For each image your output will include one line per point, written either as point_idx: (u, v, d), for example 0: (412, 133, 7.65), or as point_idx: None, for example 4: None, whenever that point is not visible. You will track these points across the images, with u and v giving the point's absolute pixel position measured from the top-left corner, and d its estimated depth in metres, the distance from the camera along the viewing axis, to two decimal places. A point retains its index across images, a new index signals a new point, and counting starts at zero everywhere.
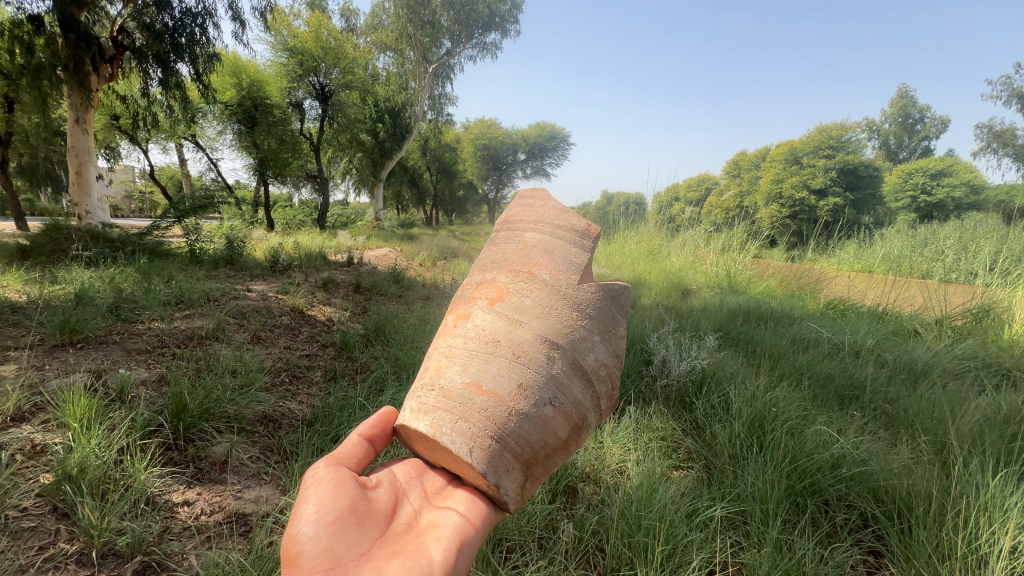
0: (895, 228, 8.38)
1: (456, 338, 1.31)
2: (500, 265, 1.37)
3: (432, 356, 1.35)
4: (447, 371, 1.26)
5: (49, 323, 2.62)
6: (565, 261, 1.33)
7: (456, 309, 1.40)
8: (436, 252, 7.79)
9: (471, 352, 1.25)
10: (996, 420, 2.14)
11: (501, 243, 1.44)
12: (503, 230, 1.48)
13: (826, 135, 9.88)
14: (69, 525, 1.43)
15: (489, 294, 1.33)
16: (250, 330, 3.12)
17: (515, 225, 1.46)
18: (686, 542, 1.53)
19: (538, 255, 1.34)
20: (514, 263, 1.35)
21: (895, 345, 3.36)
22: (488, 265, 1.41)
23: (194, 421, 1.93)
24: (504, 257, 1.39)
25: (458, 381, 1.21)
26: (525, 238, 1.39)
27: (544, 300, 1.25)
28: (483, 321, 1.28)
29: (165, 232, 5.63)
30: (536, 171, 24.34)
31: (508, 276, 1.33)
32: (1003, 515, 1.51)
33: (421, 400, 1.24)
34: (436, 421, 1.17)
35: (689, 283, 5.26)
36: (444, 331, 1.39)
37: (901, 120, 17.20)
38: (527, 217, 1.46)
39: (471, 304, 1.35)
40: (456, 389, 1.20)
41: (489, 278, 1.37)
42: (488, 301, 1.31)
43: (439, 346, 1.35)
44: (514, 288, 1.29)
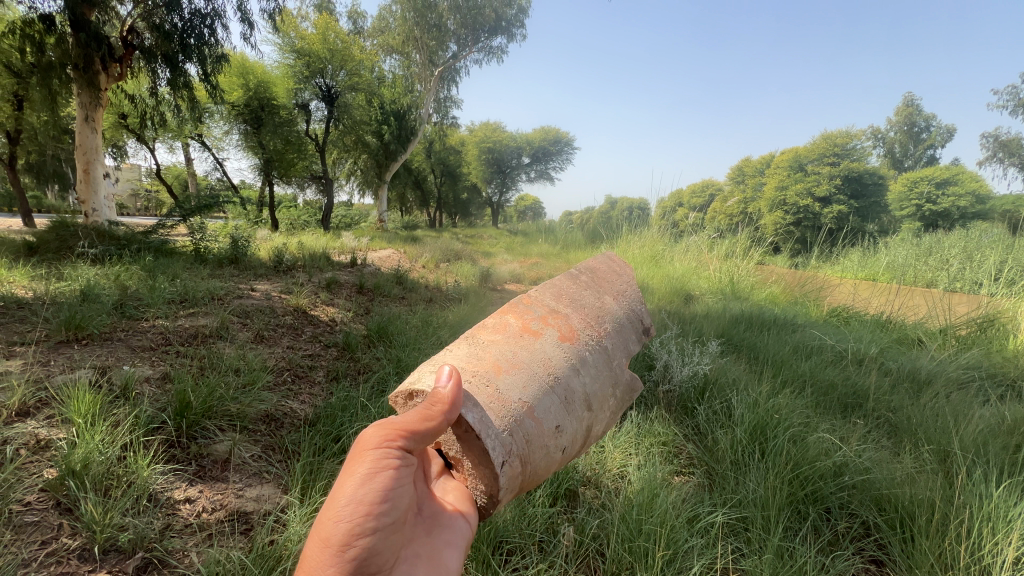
0: (900, 237, 8.35)
1: (516, 344, 1.31)
2: (576, 307, 1.47)
3: (484, 347, 1.30)
4: (504, 373, 1.22)
5: (54, 319, 2.63)
6: (624, 344, 1.50)
7: (519, 315, 1.40)
8: (440, 254, 7.81)
9: (532, 367, 1.25)
10: (1000, 430, 2.13)
11: (581, 288, 1.55)
12: (585, 277, 1.61)
13: (831, 142, 9.87)
14: (72, 520, 1.44)
15: (559, 327, 1.38)
16: (253, 329, 3.13)
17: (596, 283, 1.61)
18: (687, 548, 1.52)
19: (608, 325, 1.48)
20: (591, 315, 1.47)
21: (899, 354, 3.35)
22: (563, 298, 1.48)
23: (197, 419, 1.94)
24: (582, 303, 1.50)
25: (517, 391, 1.19)
26: (602, 303, 1.54)
27: (600, 366, 1.38)
28: (550, 347, 1.32)
29: (170, 230, 5.66)
30: (540, 175, 24.37)
31: (582, 321, 1.43)
32: (1006, 526, 1.50)
33: (473, 389, 1.17)
34: (484, 418, 1.11)
35: (692, 289, 5.26)
36: (500, 329, 1.36)
37: (906, 128, 17.16)
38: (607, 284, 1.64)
39: (541, 325, 1.37)
40: (512, 398, 1.18)
41: (563, 309, 1.44)
42: (559, 333, 1.36)
43: (496, 340, 1.32)
44: (583, 335, 1.39)
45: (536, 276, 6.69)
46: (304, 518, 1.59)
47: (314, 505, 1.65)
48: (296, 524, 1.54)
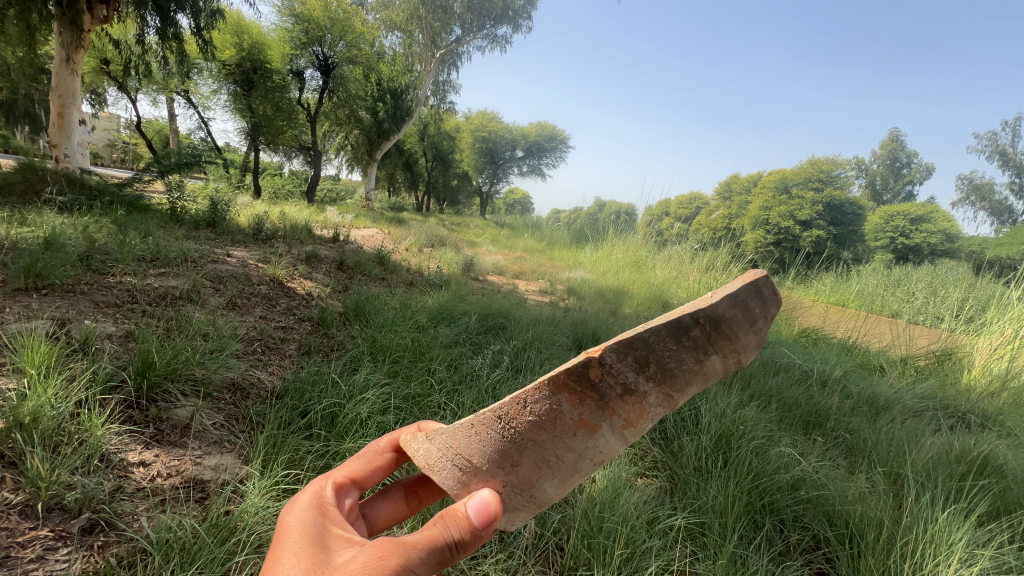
0: (873, 267, 8.62)
1: (568, 442, 0.90)
2: (665, 383, 0.90)
3: (522, 442, 0.90)
4: (543, 473, 0.92)
5: (12, 265, 2.49)
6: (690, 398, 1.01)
7: (575, 396, 0.88)
8: (424, 239, 7.72)
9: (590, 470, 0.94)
10: (949, 457, 2.22)
11: (673, 344, 0.90)
12: (698, 333, 0.91)
13: (817, 168, 10.18)
14: (16, 475, 1.37)
15: (630, 414, 0.90)
16: (226, 295, 3.04)
17: (712, 319, 0.92)
18: (645, 547, 1.56)
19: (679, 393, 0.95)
20: (675, 385, 0.91)
21: (860, 378, 3.47)
22: (652, 369, 0.89)
23: (159, 381, 1.87)
24: (666, 370, 0.90)
25: (555, 493, 0.94)
26: (705, 367, 0.94)
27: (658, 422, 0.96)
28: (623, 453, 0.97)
29: (146, 186, 5.45)
30: (531, 170, 24.18)
31: (661, 397, 0.91)
32: (948, 548, 1.56)
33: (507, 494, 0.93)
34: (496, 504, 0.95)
35: (671, 298, 5.33)
36: (545, 422, 0.89)
37: (889, 162, 17.69)
38: (724, 328, 0.94)
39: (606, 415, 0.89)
40: (550, 499, 0.95)
41: (643, 386, 0.89)
42: (625, 422, 0.90)
43: (544, 440, 0.90)
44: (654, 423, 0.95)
45: (520, 271, 6.69)
46: (262, 490, 1.56)
47: (275, 479, 1.61)
48: (253, 495, 1.51)
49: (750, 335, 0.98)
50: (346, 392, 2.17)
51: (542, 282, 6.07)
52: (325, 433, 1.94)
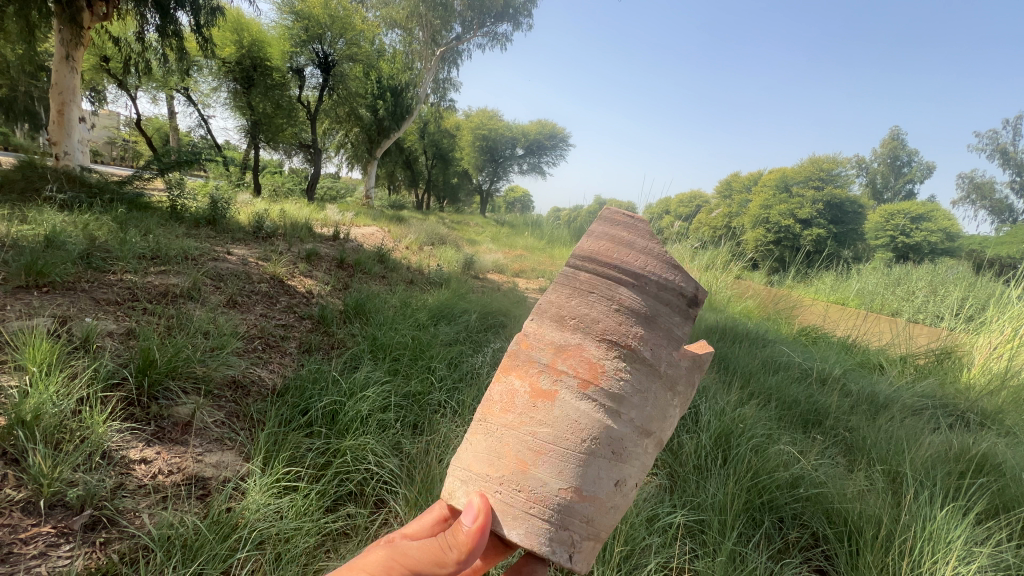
0: (873, 265, 8.62)
1: (538, 417, 1.04)
2: (589, 330, 1.07)
3: (498, 433, 1.07)
4: (535, 465, 1.03)
5: (13, 262, 2.49)
6: (666, 334, 1.07)
7: (524, 374, 1.09)
8: (424, 236, 7.73)
9: (579, 449, 1.01)
10: (948, 455, 2.22)
11: (580, 295, 1.10)
12: (589, 274, 1.12)
13: (818, 167, 10.15)
14: (18, 471, 1.37)
15: (578, 371, 1.04)
16: (226, 293, 3.04)
17: (601, 256, 1.11)
18: (645, 545, 1.57)
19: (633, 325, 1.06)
20: (603, 329, 1.06)
21: (860, 376, 3.48)
22: (569, 322, 1.09)
23: (160, 379, 1.88)
24: (587, 318, 1.08)
25: (555, 487, 1.01)
26: (622, 298, 1.07)
27: (642, 381, 1.04)
28: (612, 428, 1.02)
29: (146, 183, 5.44)
30: (532, 168, 24.14)
31: (600, 348, 1.05)
32: (946, 546, 1.56)
33: (506, 499, 1.03)
34: (530, 530, 1.01)
35: None
36: (509, 405, 1.09)
37: (890, 160, 17.67)
38: (619, 259, 1.10)
39: (553, 377, 1.06)
40: (555, 497, 1.00)
41: (572, 341, 1.07)
42: (579, 381, 1.04)
43: (512, 421, 1.07)
44: (620, 381, 1.03)
45: (520, 269, 6.69)
46: (264, 488, 1.56)
47: (277, 475, 1.62)
48: (255, 493, 1.52)
49: (655, 254, 1.10)
50: (346, 389, 2.18)
51: (542, 281, 6.07)
52: (326, 430, 1.95)
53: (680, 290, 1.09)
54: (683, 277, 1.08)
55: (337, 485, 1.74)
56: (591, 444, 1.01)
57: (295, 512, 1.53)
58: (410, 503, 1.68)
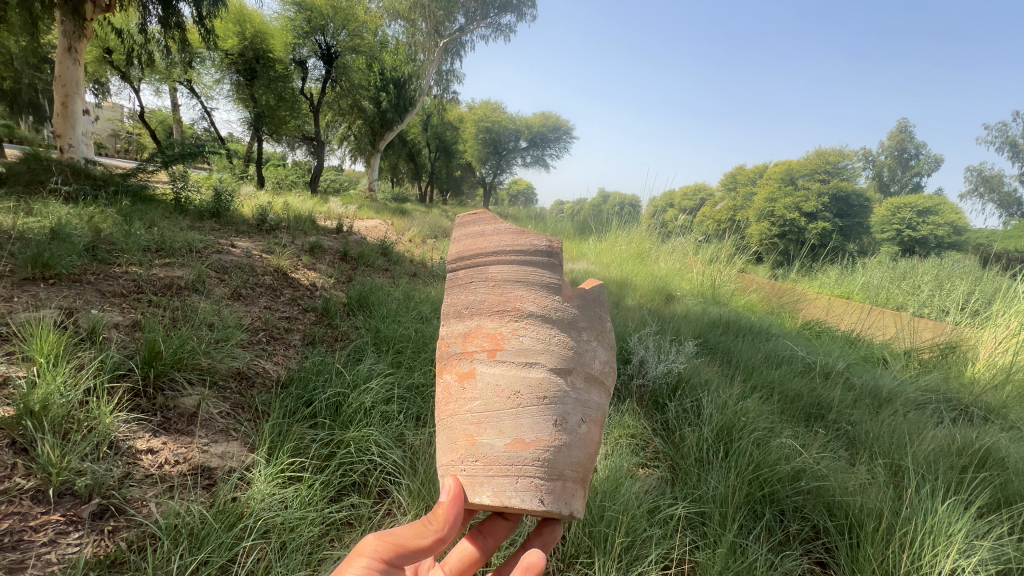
0: (879, 259, 8.56)
1: (467, 396, 1.19)
2: (478, 310, 1.26)
3: (446, 423, 1.20)
4: (481, 434, 1.15)
5: (20, 254, 2.51)
6: (542, 285, 1.25)
7: (449, 367, 1.25)
8: (427, 230, 7.73)
9: (508, 406, 1.15)
10: (951, 449, 2.22)
11: (463, 288, 1.31)
12: (464, 270, 1.33)
13: (824, 159, 10.05)
14: (27, 461, 1.39)
15: (484, 345, 1.22)
16: (231, 286, 3.06)
17: (466, 253, 1.33)
18: (646, 536, 1.59)
19: (513, 288, 1.25)
20: (490, 305, 1.25)
21: (864, 371, 3.47)
22: (465, 312, 1.27)
23: (166, 370, 1.89)
24: (477, 303, 1.27)
25: (501, 444, 1.12)
26: (493, 275, 1.27)
27: (540, 331, 1.20)
28: (528, 376, 1.17)
29: (150, 176, 5.45)
30: (535, 161, 24.00)
31: (494, 321, 1.24)
32: (947, 539, 1.56)
33: (468, 473, 1.12)
34: (498, 490, 1.09)
35: (674, 290, 5.32)
36: (445, 398, 1.24)
37: (897, 153, 17.49)
38: (482, 247, 1.32)
39: (467, 360, 1.23)
40: (504, 453, 1.11)
41: (472, 326, 1.25)
42: (487, 353, 1.21)
43: (451, 409, 1.21)
44: (520, 336, 1.20)
45: None
46: (269, 478, 1.58)
47: (281, 465, 1.64)
48: (260, 483, 1.54)
49: (507, 232, 1.32)
50: (349, 381, 2.19)
51: None
52: (329, 421, 1.96)
53: (537, 249, 1.29)
54: (533, 237, 1.29)
55: (341, 476, 1.75)
56: (517, 398, 1.15)
57: (299, 502, 1.54)
58: (412, 495, 1.69)
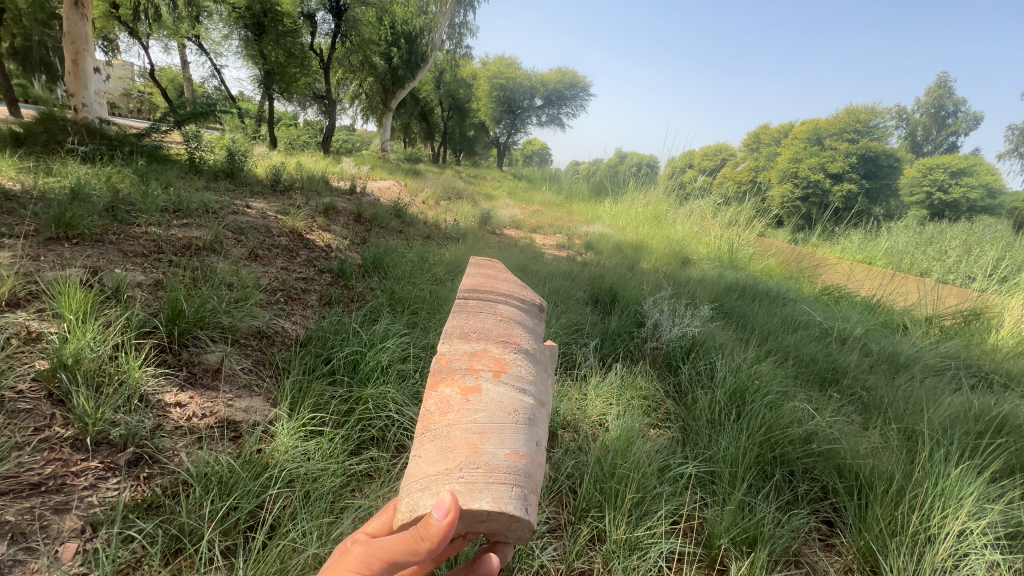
0: (905, 223, 8.26)
1: (471, 407, 1.10)
2: (485, 335, 1.28)
3: (444, 431, 1.05)
4: (482, 444, 1.03)
5: (43, 214, 2.55)
6: (533, 334, 1.41)
7: (451, 381, 1.17)
8: (441, 191, 7.65)
9: (512, 420, 1.08)
10: (967, 415, 2.20)
11: (473, 315, 1.36)
12: (476, 301, 1.42)
13: (855, 118, 9.55)
14: (65, 412, 1.47)
15: (489, 366, 1.20)
16: (248, 246, 3.09)
17: (481, 290, 1.46)
18: (655, 493, 1.63)
19: (517, 328, 1.36)
20: (497, 334, 1.29)
21: (882, 337, 3.41)
22: (473, 335, 1.28)
23: (188, 328, 1.95)
24: (485, 329, 1.31)
25: (503, 453, 1.02)
26: (502, 313, 1.37)
27: (533, 368, 1.26)
28: (525, 399, 1.15)
29: (163, 136, 5.43)
30: (551, 120, 23.30)
31: (499, 348, 1.26)
32: (957, 501, 1.57)
33: (466, 481, 0.95)
34: (498, 496, 0.93)
35: (690, 254, 5.23)
36: (442, 409, 1.11)
37: (933, 111, 16.54)
38: (494, 289, 1.49)
39: (471, 376, 1.17)
40: (505, 461, 1.00)
41: (479, 348, 1.25)
42: (492, 372, 1.18)
43: (451, 418, 1.08)
44: (519, 366, 1.23)
45: (537, 224, 6.59)
46: (292, 431, 1.65)
47: (303, 419, 1.70)
48: (283, 436, 1.60)
49: (511, 285, 1.55)
50: (366, 340, 2.23)
51: (559, 237, 5.99)
52: (348, 379, 2.02)
53: (532, 302, 1.54)
54: (534, 295, 1.56)
55: (360, 430, 1.82)
56: (517, 413, 1.10)
57: (321, 454, 1.61)
58: None
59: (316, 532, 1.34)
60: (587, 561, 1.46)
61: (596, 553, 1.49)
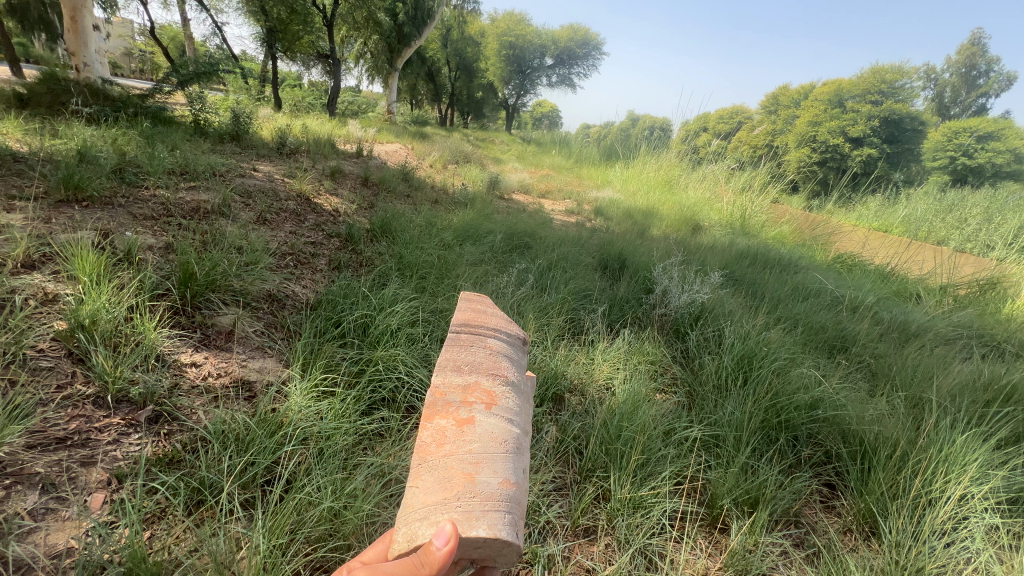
0: (925, 190, 8.03)
1: (465, 438, 1.03)
2: (476, 368, 1.20)
3: (439, 460, 0.99)
4: (477, 473, 0.97)
5: (52, 176, 2.55)
6: (522, 369, 1.33)
7: (444, 413, 1.09)
8: (449, 154, 7.52)
9: (506, 448, 1.04)
10: (976, 384, 2.20)
11: (463, 348, 1.26)
12: (466, 334, 1.30)
13: (880, 78, 9.12)
14: (85, 370, 1.51)
15: (482, 398, 1.13)
16: (256, 210, 3.08)
17: (471, 323, 1.34)
18: (660, 455, 1.66)
19: (507, 363, 1.27)
20: (488, 367, 1.21)
21: (894, 306, 3.37)
22: (465, 367, 1.20)
23: (201, 291, 1.97)
24: (476, 361, 1.22)
25: (498, 481, 0.97)
26: (493, 345, 1.29)
27: (522, 402, 1.21)
28: (517, 429, 1.10)
29: (167, 97, 5.35)
30: (561, 81, 22.57)
31: (491, 382, 1.19)
32: (961, 467, 1.58)
33: (464, 509, 0.90)
34: (495, 524, 0.90)
35: (702, 220, 5.14)
36: (434, 440, 1.03)
37: (964, 71, 15.76)
38: (484, 323, 1.37)
39: (463, 407, 1.11)
40: (501, 489, 0.96)
41: (471, 380, 1.17)
42: (485, 404, 1.12)
43: (445, 448, 1.01)
44: (510, 398, 1.17)
45: (546, 190, 6.50)
46: (305, 391, 1.68)
47: (315, 380, 1.73)
48: (296, 395, 1.64)
49: (499, 316, 1.45)
50: (376, 304, 2.25)
51: (568, 202, 5.92)
52: (358, 342, 2.04)
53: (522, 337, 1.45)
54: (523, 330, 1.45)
55: (371, 391, 1.86)
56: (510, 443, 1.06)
57: (334, 414, 1.65)
58: None
59: (330, 487, 1.39)
60: (592, 518, 1.50)
61: (601, 510, 1.53)
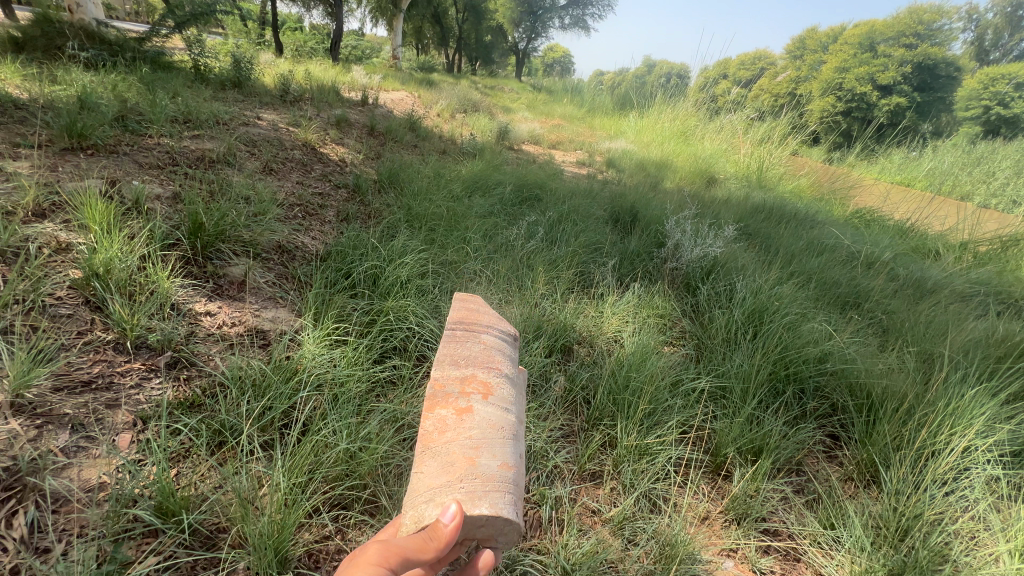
0: (955, 141, 7.66)
1: (463, 425, 1.05)
2: (473, 361, 1.21)
3: (440, 446, 1.00)
4: (476, 458, 0.99)
5: (54, 123, 2.51)
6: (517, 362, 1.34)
7: (444, 403, 1.10)
8: (457, 103, 7.27)
9: (504, 435, 1.05)
10: (989, 340, 2.17)
11: (459, 342, 1.27)
12: (461, 330, 1.31)
13: (917, 18, 8.54)
14: (103, 318, 1.54)
15: (479, 389, 1.15)
16: (262, 159, 3.03)
17: (465, 319, 1.35)
18: (667, 405, 1.69)
19: (502, 356, 1.27)
20: (483, 360, 1.22)
21: (911, 262, 3.29)
22: (461, 360, 1.21)
23: (211, 241, 1.97)
24: (472, 355, 1.23)
25: (498, 464, 0.99)
26: (488, 339, 1.29)
27: (518, 391, 1.22)
28: (514, 417, 1.12)
29: (165, 41, 5.16)
30: (575, 23, 21.35)
31: (487, 373, 1.20)
32: (968, 420, 1.59)
33: (467, 489, 0.92)
34: (496, 503, 0.91)
35: (717, 172, 4.98)
36: (435, 428, 1.05)
37: (1010, 10, 14.62)
38: (478, 316, 1.38)
39: (461, 397, 1.12)
40: (501, 471, 0.97)
41: (467, 372, 1.18)
42: (482, 394, 1.13)
43: (445, 434, 1.03)
44: (506, 388, 1.19)
45: (557, 140, 6.30)
46: (318, 339, 1.71)
47: (327, 329, 1.76)
48: (310, 344, 1.67)
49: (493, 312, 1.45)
50: (385, 256, 2.24)
51: (579, 153, 5.74)
52: (369, 293, 2.05)
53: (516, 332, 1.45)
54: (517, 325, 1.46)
55: (383, 340, 1.88)
56: (508, 428, 1.07)
57: (347, 362, 1.68)
58: None
59: (345, 431, 1.44)
60: (598, 464, 1.55)
61: (607, 456, 1.58)
